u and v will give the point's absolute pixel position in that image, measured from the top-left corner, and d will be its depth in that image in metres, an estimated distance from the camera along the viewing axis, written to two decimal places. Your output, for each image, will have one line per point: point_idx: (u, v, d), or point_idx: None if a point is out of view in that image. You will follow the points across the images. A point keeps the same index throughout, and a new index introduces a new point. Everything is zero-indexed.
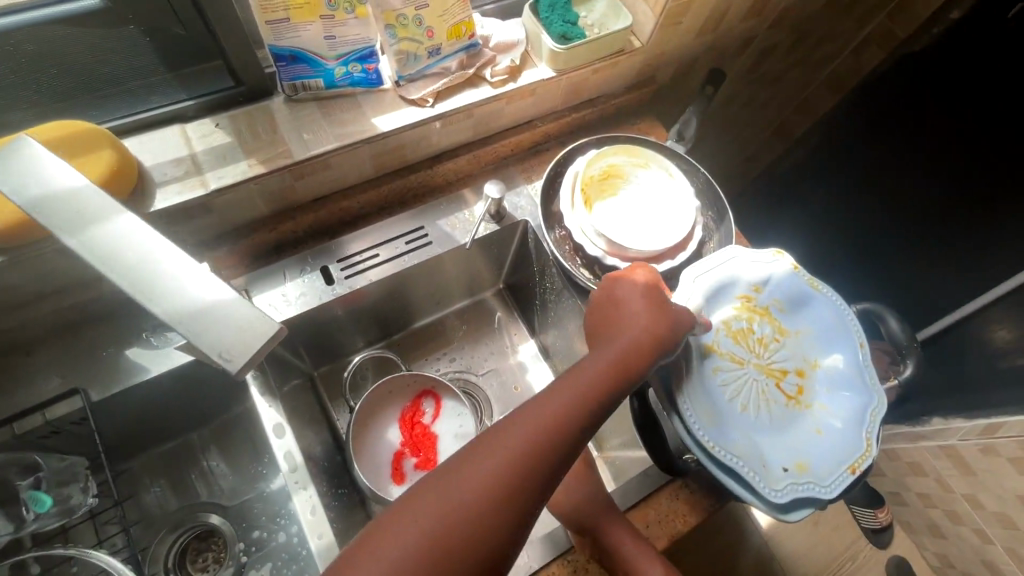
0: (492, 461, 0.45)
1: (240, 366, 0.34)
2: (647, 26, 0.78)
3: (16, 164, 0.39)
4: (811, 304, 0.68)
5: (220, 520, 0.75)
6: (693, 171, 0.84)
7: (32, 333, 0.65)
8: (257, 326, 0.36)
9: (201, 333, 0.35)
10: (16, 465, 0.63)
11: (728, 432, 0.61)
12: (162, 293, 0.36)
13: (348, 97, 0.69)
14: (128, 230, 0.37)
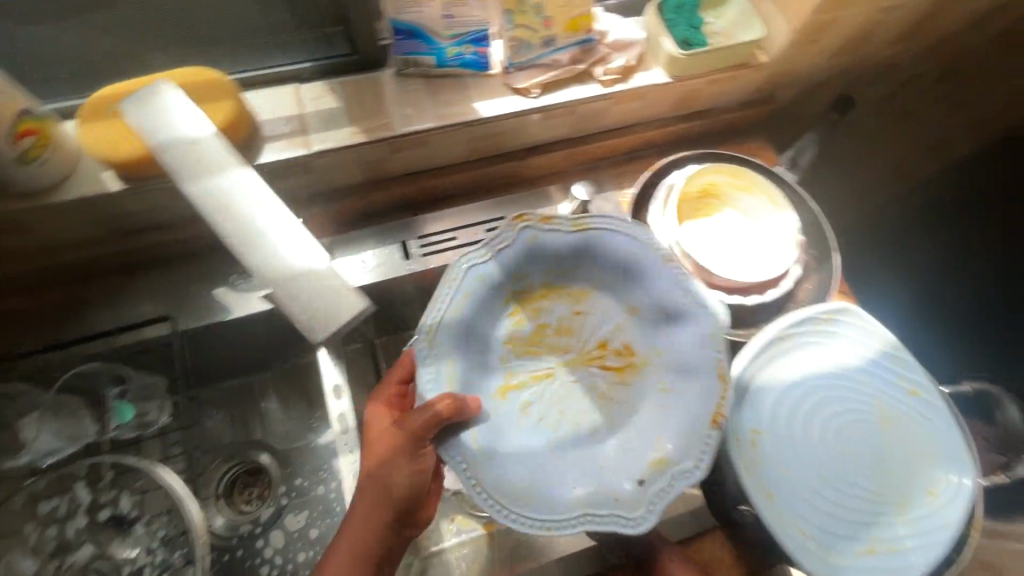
0: (358, 508, 0.54)
1: (325, 334, 0.45)
2: (779, 41, 0.72)
3: (164, 122, 0.48)
4: (686, 312, 0.56)
5: (269, 460, 0.80)
6: (801, 203, 0.77)
7: (140, 258, 0.71)
8: (337, 309, 0.46)
9: (300, 299, 0.46)
10: (108, 375, 0.70)
11: (528, 460, 0.53)
12: (273, 258, 0.46)
13: (456, 78, 0.69)
14: (245, 201, 0.47)
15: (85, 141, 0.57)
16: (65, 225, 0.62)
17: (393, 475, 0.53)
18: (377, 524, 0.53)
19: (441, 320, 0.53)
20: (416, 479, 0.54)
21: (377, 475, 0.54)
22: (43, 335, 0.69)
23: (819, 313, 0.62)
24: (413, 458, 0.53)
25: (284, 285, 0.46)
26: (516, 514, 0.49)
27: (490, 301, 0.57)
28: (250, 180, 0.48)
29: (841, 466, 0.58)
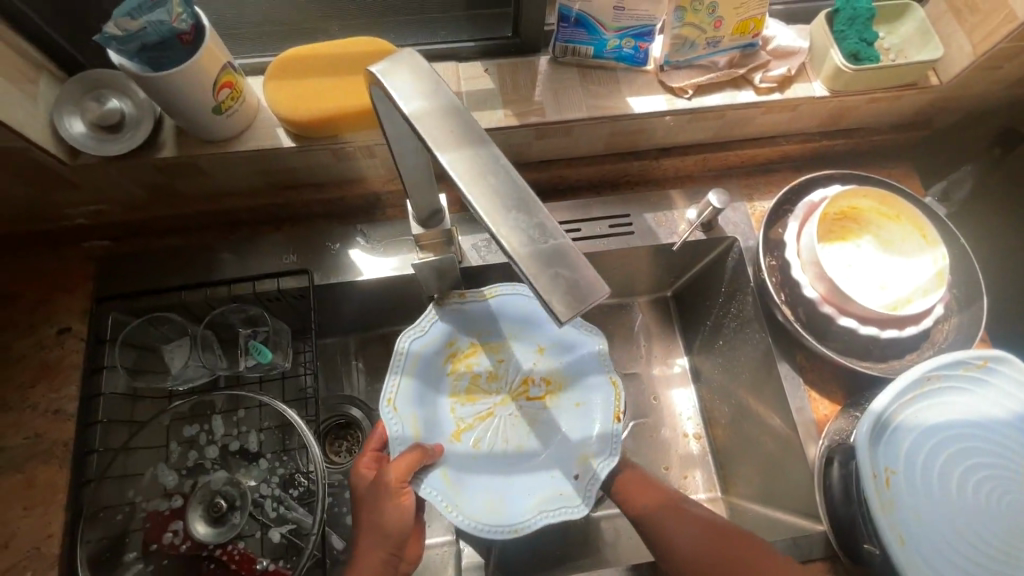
0: (363, 550, 0.58)
1: (569, 318, 0.29)
2: (958, 64, 0.67)
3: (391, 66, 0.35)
4: (577, 341, 0.69)
5: (360, 416, 0.83)
6: (949, 238, 0.72)
7: (286, 211, 0.75)
8: (582, 283, 0.30)
9: (532, 269, 0.30)
10: (241, 315, 0.73)
11: (475, 485, 0.62)
12: (496, 220, 0.31)
13: (610, 71, 0.69)
14: (480, 154, 0.33)
15: (269, 96, 0.61)
16: (236, 171, 0.67)
17: (386, 515, 0.58)
18: (392, 553, 0.58)
19: (405, 382, 0.65)
20: (402, 513, 0.59)
21: (376, 522, 0.58)
22: (186, 270, 0.73)
23: (971, 359, 0.58)
24: (397, 498, 0.58)
25: (507, 254, 0.30)
26: (485, 527, 0.59)
27: (438, 357, 0.68)
28: (478, 134, 0.34)
29: (975, 518, 0.55)
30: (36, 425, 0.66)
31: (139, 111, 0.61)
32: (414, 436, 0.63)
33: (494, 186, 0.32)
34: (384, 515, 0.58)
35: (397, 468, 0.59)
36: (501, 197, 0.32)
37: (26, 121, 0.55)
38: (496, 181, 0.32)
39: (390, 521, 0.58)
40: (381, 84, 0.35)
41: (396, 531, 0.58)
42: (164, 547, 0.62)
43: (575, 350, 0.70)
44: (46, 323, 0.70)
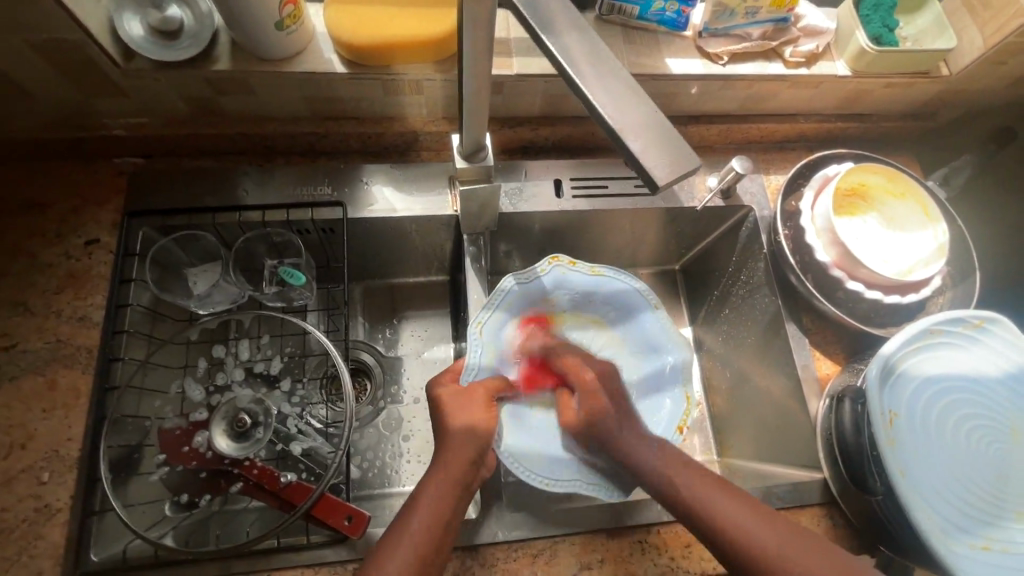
0: (448, 449, 0.57)
1: (664, 182, 0.33)
2: (967, 56, 0.73)
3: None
4: (666, 347, 0.75)
5: (371, 361, 0.85)
6: (948, 219, 0.78)
7: (323, 144, 0.77)
8: (677, 156, 0.34)
9: (630, 140, 0.34)
10: (265, 243, 0.73)
11: (528, 433, 0.67)
12: (601, 99, 0.36)
13: (650, 33, 0.73)
14: (590, 47, 0.38)
15: (329, 20, 0.63)
16: (282, 92, 0.68)
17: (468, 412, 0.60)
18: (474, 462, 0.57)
19: (501, 313, 0.71)
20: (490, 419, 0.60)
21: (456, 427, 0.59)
22: (220, 193, 0.73)
23: (968, 318, 0.63)
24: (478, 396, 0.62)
25: (608, 125, 0.35)
26: (522, 465, 0.63)
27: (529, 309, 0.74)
28: (586, 32, 0.39)
29: (967, 462, 0.60)
30: (60, 329, 0.66)
31: (199, 22, 0.63)
32: (490, 366, 0.68)
33: (596, 74, 0.37)
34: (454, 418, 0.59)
35: (485, 385, 0.63)
36: (601, 81, 0.37)
37: (88, 15, 0.56)
38: (601, 69, 0.37)
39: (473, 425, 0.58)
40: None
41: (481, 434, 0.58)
42: (185, 456, 0.63)
43: (658, 351, 0.75)
44: (74, 234, 0.70)
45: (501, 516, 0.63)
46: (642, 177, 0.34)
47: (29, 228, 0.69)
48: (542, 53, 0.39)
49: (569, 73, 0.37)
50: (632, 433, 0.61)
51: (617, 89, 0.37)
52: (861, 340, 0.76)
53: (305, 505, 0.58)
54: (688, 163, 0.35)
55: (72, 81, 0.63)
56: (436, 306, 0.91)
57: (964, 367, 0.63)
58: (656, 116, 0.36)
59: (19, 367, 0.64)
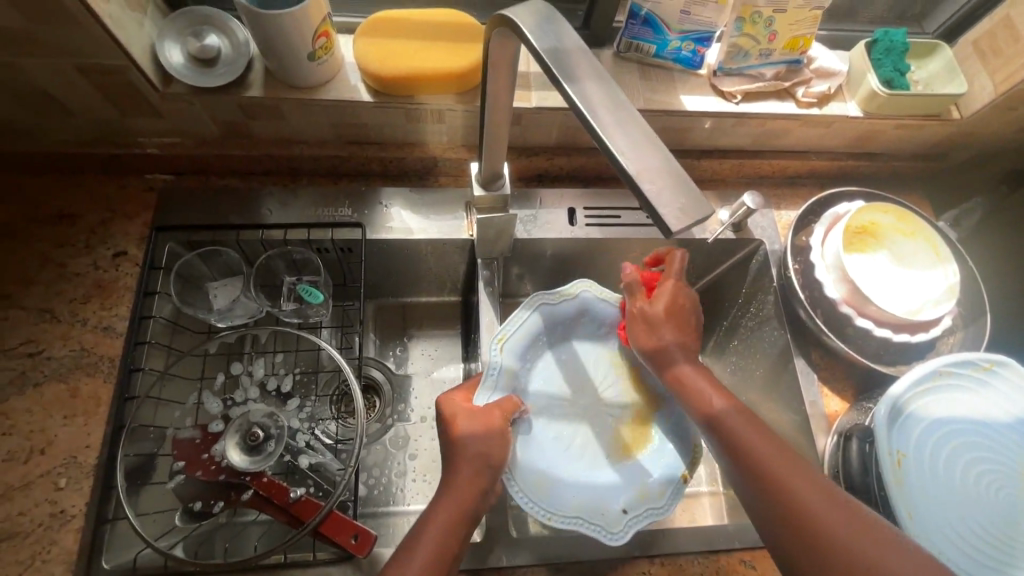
0: (458, 474, 0.57)
1: (678, 227, 0.34)
2: (978, 101, 0.74)
3: (521, 15, 0.43)
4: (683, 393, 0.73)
5: (381, 378, 0.86)
6: (958, 260, 0.78)
7: (345, 168, 0.79)
8: (690, 203, 0.36)
9: (646, 185, 0.35)
10: (285, 260, 0.75)
11: (540, 463, 0.68)
12: (619, 143, 0.37)
13: (666, 71, 0.75)
14: (609, 95, 0.40)
15: (358, 52, 0.66)
16: (311, 118, 0.71)
17: (473, 425, 0.60)
18: (459, 522, 0.55)
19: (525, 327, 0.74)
20: (493, 442, 0.60)
21: (462, 447, 0.59)
22: (244, 210, 0.76)
23: (978, 360, 0.64)
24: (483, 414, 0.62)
25: (624, 169, 0.36)
26: (530, 497, 0.63)
27: (550, 334, 0.77)
28: (606, 79, 0.41)
29: (978, 508, 0.59)
30: (85, 338, 0.68)
31: (234, 51, 0.66)
32: (507, 380, 0.70)
33: (613, 118, 0.39)
34: (459, 430, 0.60)
35: (501, 405, 0.64)
36: (618, 127, 0.38)
37: (133, 43, 0.60)
38: (620, 115, 0.39)
39: (473, 453, 0.59)
40: (520, 28, 0.43)
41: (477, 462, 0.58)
42: (197, 467, 0.64)
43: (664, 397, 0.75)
44: (103, 246, 0.72)
45: (506, 542, 0.63)
46: (657, 221, 0.35)
47: (61, 239, 0.72)
48: (564, 98, 0.40)
49: (588, 116, 0.39)
50: (756, 438, 0.55)
51: (634, 135, 0.38)
52: (870, 378, 0.76)
53: (313, 521, 0.58)
54: (702, 208, 0.36)
55: (113, 102, 0.66)
56: (447, 326, 0.92)
57: (972, 410, 0.63)
58: (670, 161, 0.37)
59: (44, 373, 0.66)
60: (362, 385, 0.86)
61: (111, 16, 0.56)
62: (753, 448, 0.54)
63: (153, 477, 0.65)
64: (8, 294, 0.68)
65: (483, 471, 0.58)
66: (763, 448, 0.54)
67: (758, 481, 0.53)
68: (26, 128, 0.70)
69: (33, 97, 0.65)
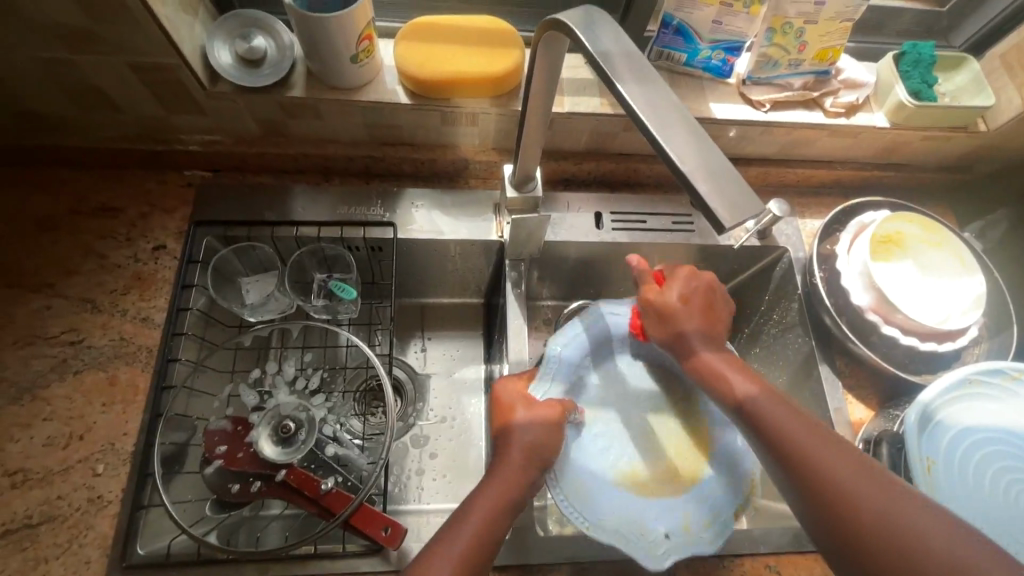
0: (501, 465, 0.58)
1: (731, 225, 0.36)
2: (1005, 115, 0.75)
3: (574, 20, 0.45)
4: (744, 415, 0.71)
5: (405, 377, 0.87)
6: (984, 271, 0.79)
7: (378, 168, 0.81)
8: (740, 200, 0.37)
9: (698, 182, 0.37)
10: (317, 258, 0.76)
11: (582, 474, 0.66)
12: (670, 142, 0.38)
13: (696, 79, 0.77)
14: (658, 97, 0.41)
15: (398, 56, 0.68)
16: (349, 119, 0.73)
17: (531, 416, 0.62)
18: (500, 510, 0.55)
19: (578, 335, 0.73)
20: (544, 435, 0.61)
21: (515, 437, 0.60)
22: (278, 207, 0.78)
23: (1007, 369, 0.64)
24: (538, 413, 0.62)
25: (680, 169, 0.37)
26: (572, 505, 0.62)
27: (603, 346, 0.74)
28: (657, 82, 0.42)
29: (1011, 518, 0.59)
30: (124, 328, 0.70)
31: (279, 52, 0.68)
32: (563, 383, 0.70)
33: (665, 121, 0.40)
34: (515, 419, 0.62)
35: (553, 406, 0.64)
36: (672, 130, 0.39)
37: (186, 43, 0.62)
38: (671, 115, 0.40)
39: (526, 440, 0.60)
40: (571, 32, 0.45)
41: (525, 452, 0.59)
42: (229, 457, 0.65)
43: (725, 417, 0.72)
44: (142, 239, 0.74)
45: (533, 539, 0.64)
46: (708, 219, 0.36)
47: (102, 231, 0.74)
48: (616, 100, 0.42)
49: (640, 117, 0.40)
50: (778, 409, 0.57)
51: (683, 134, 0.39)
52: (894, 386, 0.76)
53: (345, 511, 0.59)
54: (751, 206, 0.37)
55: (160, 99, 0.68)
56: (470, 327, 0.93)
57: (1005, 421, 0.63)
58: (720, 161, 0.38)
59: (84, 361, 0.67)
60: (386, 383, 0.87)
61: (166, 17, 0.59)
62: (779, 425, 0.55)
63: (185, 466, 0.67)
64: (51, 283, 0.70)
65: (532, 457, 0.59)
66: (794, 425, 0.55)
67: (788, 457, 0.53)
68: (74, 124, 0.72)
69: (84, 92, 0.67)
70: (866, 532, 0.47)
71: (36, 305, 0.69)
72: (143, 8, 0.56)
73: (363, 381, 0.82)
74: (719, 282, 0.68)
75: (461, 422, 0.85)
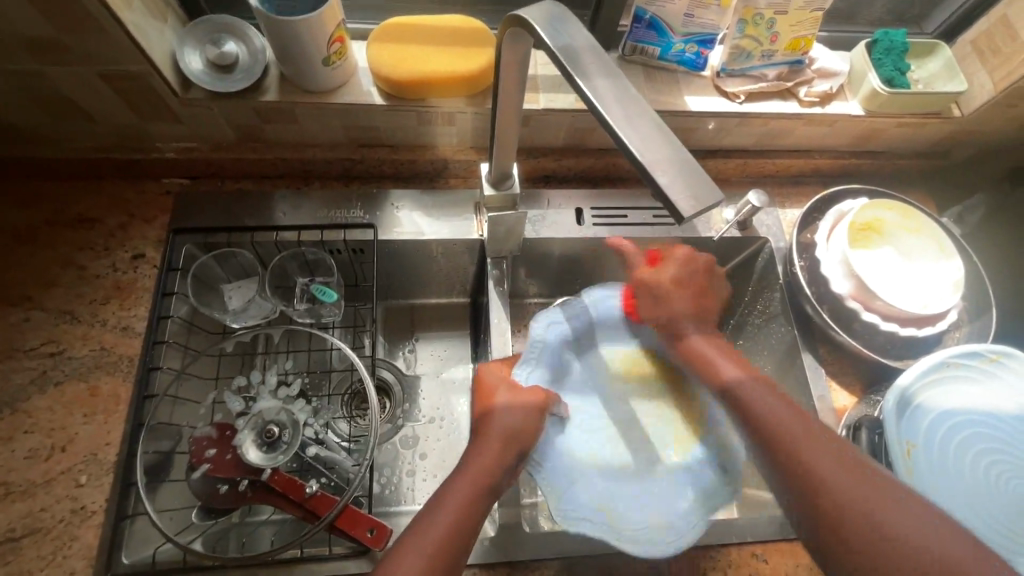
0: (475, 452, 0.58)
1: (689, 215, 0.36)
2: (979, 98, 0.75)
3: (535, 16, 0.45)
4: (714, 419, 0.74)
5: (392, 379, 0.87)
6: (963, 256, 0.79)
7: (356, 171, 0.81)
8: (700, 190, 0.37)
9: (658, 173, 0.37)
10: (297, 262, 0.76)
11: (647, 518, 0.66)
12: (630, 135, 0.39)
13: (671, 72, 0.77)
14: (620, 91, 0.41)
15: (371, 58, 0.69)
16: (325, 123, 0.73)
17: (512, 400, 0.64)
18: (470, 505, 0.54)
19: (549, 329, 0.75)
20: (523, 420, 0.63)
21: (496, 413, 0.62)
22: (257, 213, 0.77)
23: (984, 352, 0.64)
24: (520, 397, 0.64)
25: (638, 160, 0.37)
26: (651, 541, 0.64)
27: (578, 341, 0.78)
28: (619, 76, 0.42)
29: (990, 499, 0.60)
30: (104, 338, 0.69)
31: (251, 57, 0.68)
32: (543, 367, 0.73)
33: (624, 113, 0.40)
34: (495, 401, 0.63)
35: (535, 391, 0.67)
36: (632, 122, 0.39)
37: (155, 50, 0.62)
38: (632, 108, 0.40)
39: (507, 422, 0.61)
40: (533, 28, 0.45)
41: (504, 433, 0.61)
42: (212, 463, 0.64)
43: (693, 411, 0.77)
44: (121, 248, 0.74)
45: (520, 536, 0.64)
46: (669, 209, 0.36)
47: (80, 242, 0.74)
48: (577, 94, 0.42)
49: (601, 111, 0.40)
50: (771, 396, 0.59)
51: (644, 126, 0.40)
52: (876, 372, 0.77)
53: (330, 514, 0.59)
54: (712, 196, 0.37)
55: (133, 108, 0.68)
56: (456, 327, 0.93)
57: (982, 403, 0.63)
58: (681, 152, 0.38)
59: (64, 372, 0.67)
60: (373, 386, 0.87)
61: (134, 24, 0.59)
62: (765, 415, 0.56)
63: (170, 474, 0.66)
64: (29, 295, 0.70)
65: (511, 440, 0.60)
66: (782, 423, 0.55)
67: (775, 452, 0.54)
68: (48, 134, 0.72)
69: (56, 103, 0.67)
70: (833, 515, 0.48)
71: (15, 318, 0.69)
72: (109, 15, 0.56)
73: (351, 384, 0.81)
74: (715, 262, 0.75)
75: (449, 421, 0.85)
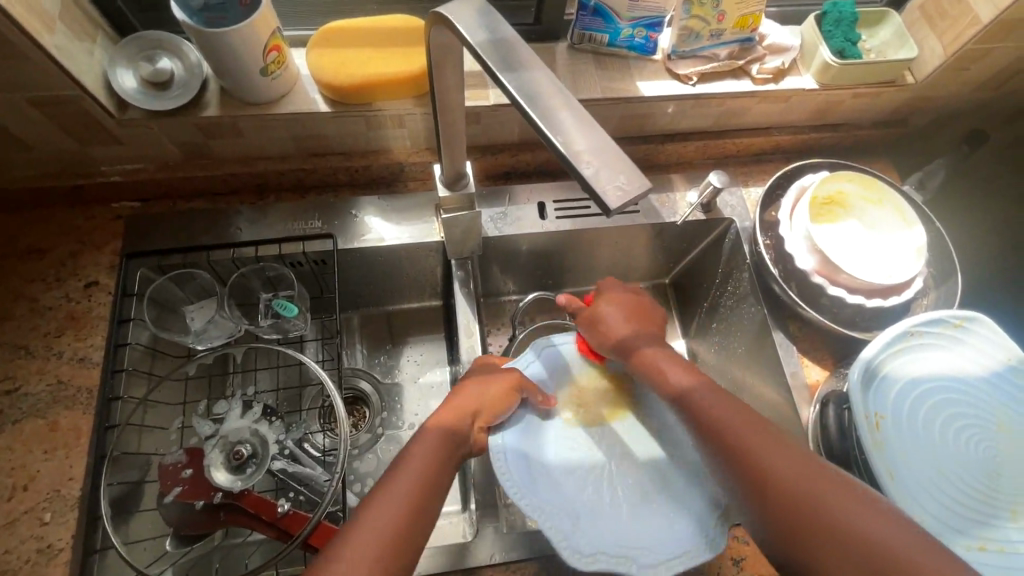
0: (412, 454, 0.55)
1: (617, 205, 0.35)
2: (930, 64, 0.75)
3: (459, 13, 0.44)
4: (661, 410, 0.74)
5: (369, 389, 0.86)
6: (926, 223, 0.79)
7: (312, 180, 0.80)
8: (629, 179, 0.36)
9: (584, 166, 0.36)
10: (259, 277, 0.74)
11: (683, 505, 0.66)
12: (552, 129, 0.38)
13: (621, 58, 0.76)
14: (541, 84, 0.40)
15: (312, 65, 0.67)
16: (273, 133, 0.72)
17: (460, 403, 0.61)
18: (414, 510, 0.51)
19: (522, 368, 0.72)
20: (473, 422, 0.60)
21: (439, 427, 0.58)
22: (214, 230, 0.76)
23: (948, 318, 0.65)
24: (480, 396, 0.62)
25: (563, 152, 0.37)
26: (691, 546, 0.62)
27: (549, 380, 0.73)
28: (540, 67, 0.41)
29: (960, 463, 0.60)
30: (61, 371, 0.68)
31: (188, 72, 0.67)
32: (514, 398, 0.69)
33: (548, 107, 0.39)
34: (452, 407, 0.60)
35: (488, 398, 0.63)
36: (554, 116, 0.38)
37: (84, 71, 0.60)
38: (556, 99, 0.39)
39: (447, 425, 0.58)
40: (453, 25, 0.43)
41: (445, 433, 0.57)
42: (182, 490, 0.63)
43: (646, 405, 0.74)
44: (74, 277, 0.72)
45: (498, 539, 0.63)
46: (597, 202, 0.35)
47: (30, 274, 0.72)
48: (499, 89, 0.41)
49: (523, 107, 0.39)
50: (727, 405, 0.57)
51: (569, 117, 0.39)
52: (847, 345, 0.76)
53: (302, 532, 0.58)
54: (640, 183, 0.36)
55: (71, 132, 0.66)
56: (427, 330, 0.92)
57: (947, 366, 0.64)
58: (609, 143, 0.37)
59: (21, 410, 0.65)
60: (349, 397, 0.85)
61: (57, 47, 0.57)
62: (717, 417, 0.57)
63: (141, 504, 0.65)
64: None
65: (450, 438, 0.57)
66: (738, 432, 0.55)
67: (731, 453, 0.54)
68: None
69: None
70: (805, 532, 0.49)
71: None
72: (28, 41, 0.53)
73: (325, 398, 0.80)
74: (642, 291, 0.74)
75: None
